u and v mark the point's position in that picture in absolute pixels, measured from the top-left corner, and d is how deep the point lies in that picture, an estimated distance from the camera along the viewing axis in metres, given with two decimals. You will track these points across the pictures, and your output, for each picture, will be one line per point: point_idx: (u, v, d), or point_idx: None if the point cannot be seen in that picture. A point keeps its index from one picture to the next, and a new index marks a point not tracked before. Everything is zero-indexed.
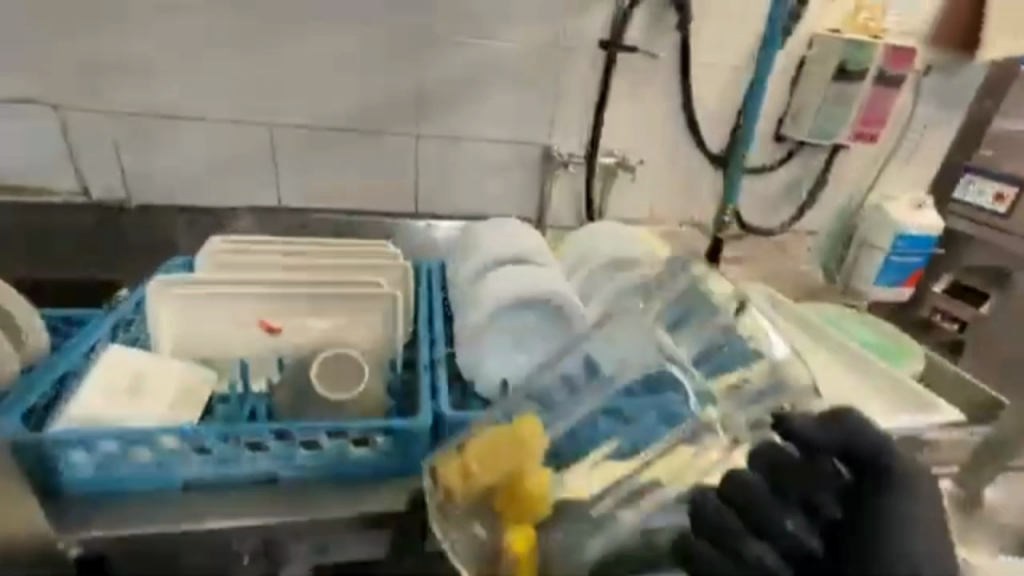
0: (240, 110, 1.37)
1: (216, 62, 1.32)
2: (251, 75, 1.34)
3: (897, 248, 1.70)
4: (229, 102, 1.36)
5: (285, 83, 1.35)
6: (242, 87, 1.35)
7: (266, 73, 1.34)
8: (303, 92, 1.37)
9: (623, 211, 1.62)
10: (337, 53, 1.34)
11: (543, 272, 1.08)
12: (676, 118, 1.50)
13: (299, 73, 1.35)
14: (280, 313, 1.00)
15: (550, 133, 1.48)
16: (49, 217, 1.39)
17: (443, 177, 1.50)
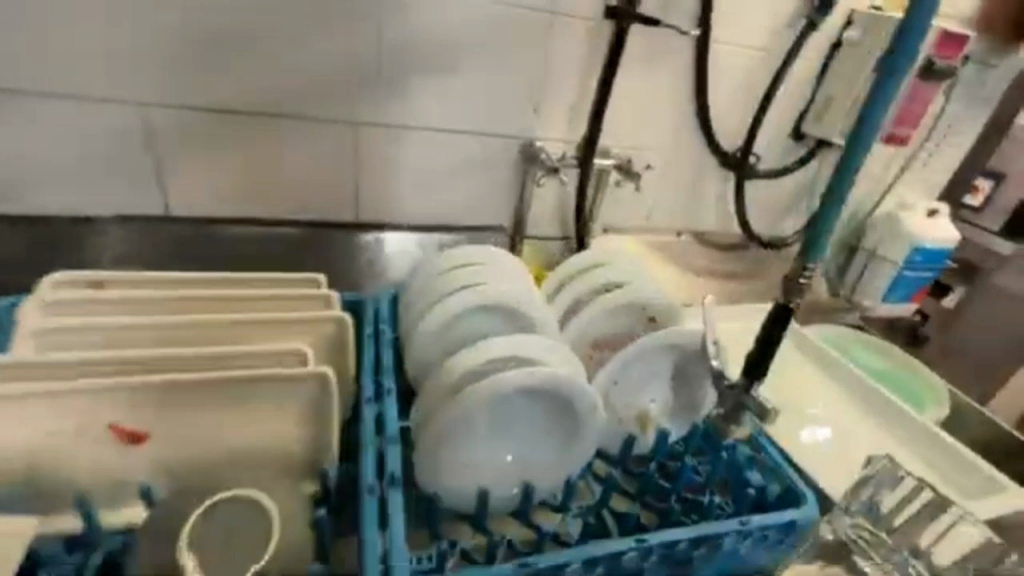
0: (99, 83, 0.96)
1: (55, 8, 0.89)
2: (110, 30, 0.92)
3: (910, 262, 1.50)
4: (84, 72, 0.95)
5: (164, 44, 0.95)
6: (95, 47, 0.93)
7: (135, 32, 0.93)
8: (193, 59, 0.97)
9: (614, 222, 1.35)
10: (245, 8, 0.95)
11: (543, 339, 0.77)
12: (688, 109, 1.23)
13: (185, 31, 0.95)
14: (158, 412, 0.68)
15: (534, 124, 1.16)
16: None
17: (395, 179, 1.16)
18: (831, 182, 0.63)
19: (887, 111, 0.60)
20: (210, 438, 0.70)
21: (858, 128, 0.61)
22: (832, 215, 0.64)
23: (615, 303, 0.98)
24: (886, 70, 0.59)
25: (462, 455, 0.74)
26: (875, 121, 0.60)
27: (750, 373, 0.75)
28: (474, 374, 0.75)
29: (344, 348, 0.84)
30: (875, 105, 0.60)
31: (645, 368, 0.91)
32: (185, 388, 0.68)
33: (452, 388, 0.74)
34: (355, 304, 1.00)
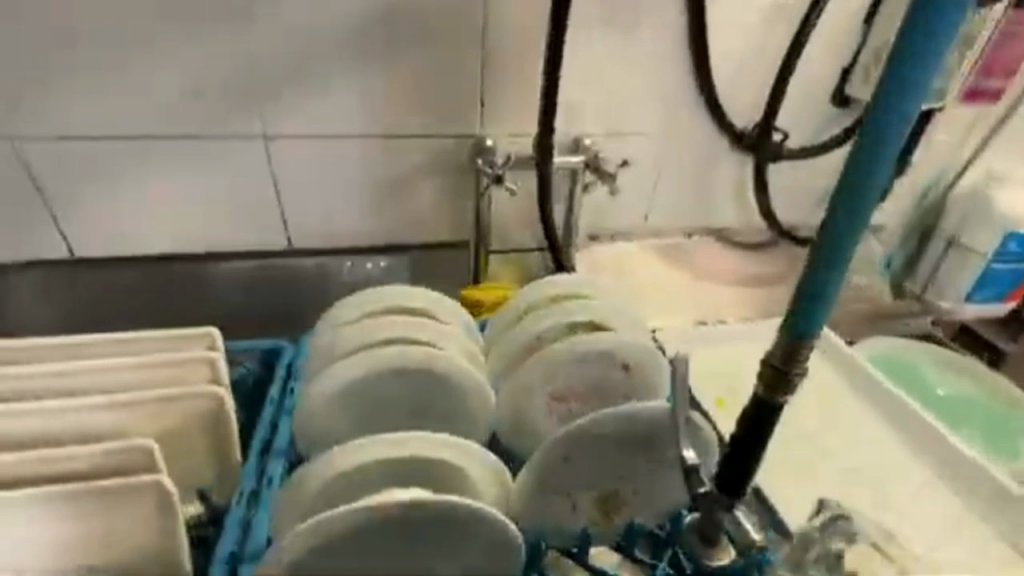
0: None
1: None
2: None
3: (1003, 252, 1.14)
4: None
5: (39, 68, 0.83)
6: None
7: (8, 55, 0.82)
8: (73, 81, 0.84)
9: (601, 226, 1.10)
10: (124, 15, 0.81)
11: (442, 437, 0.62)
12: (680, 81, 0.98)
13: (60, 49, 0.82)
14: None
15: (485, 118, 0.95)
16: None
17: (324, 198, 0.98)
18: (844, 194, 0.42)
19: (927, 84, 0.40)
20: (47, 557, 0.58)
21: (885, 115, 0.40)
22: (847, 242, 0.44)
23: (579, 352, 0.77)
24: (925, 25, 0.38)
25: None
26: (910, 103, 0.40)
27: (723, 480, 0.52)
28: (356, 477, 0.60)
29: (225, 425, 0.69)
30: (906, 87, 0.40)
31: (608, 447, 0.67)
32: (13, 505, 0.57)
33: (323, 495, 0.59)
34: (272, 352, 0.85)
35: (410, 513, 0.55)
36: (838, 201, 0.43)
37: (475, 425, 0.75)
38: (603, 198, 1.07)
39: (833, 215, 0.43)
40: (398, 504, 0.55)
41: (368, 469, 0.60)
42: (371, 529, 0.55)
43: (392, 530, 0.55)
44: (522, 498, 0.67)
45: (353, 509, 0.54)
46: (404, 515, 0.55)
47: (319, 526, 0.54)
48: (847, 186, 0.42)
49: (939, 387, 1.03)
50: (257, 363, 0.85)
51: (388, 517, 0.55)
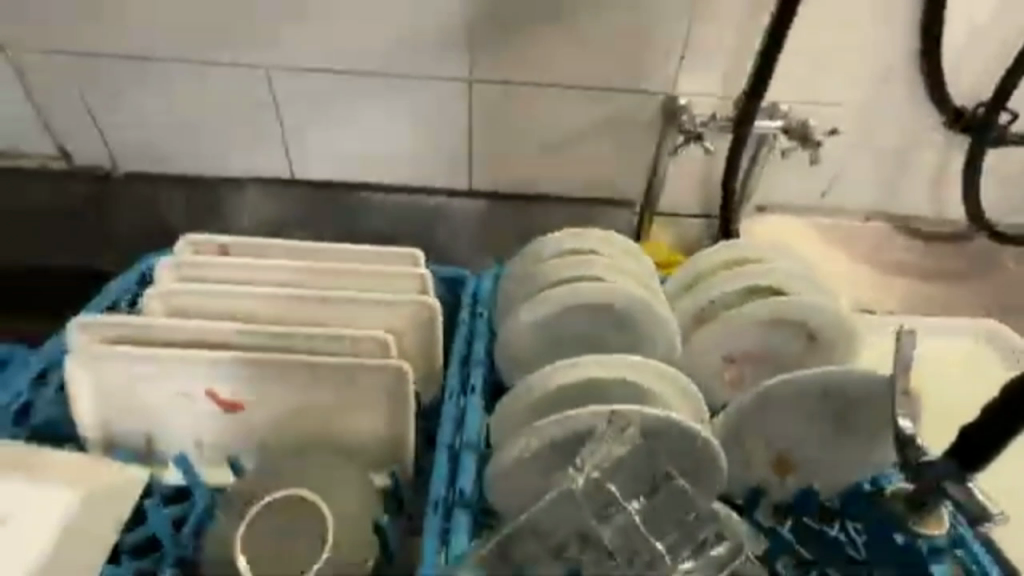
0: (235, 46, 0.97)
1: None
2: None
3: None
4: (220, 39, 0.96)
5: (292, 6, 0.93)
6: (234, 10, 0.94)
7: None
8: (316, 20, 0.94)
9: (774, 197, 1.07)
10: None
11: (640, 361, 0.65)
12: (903, 48, 0.91)
13: None
14: (264, 396, 0.70)
15: (679, 74, 0.95)
16: (22, 187, 1.11)
17: (510, 145, 1.04)
18: None
19: None
20: (324, 418, 0.71)
21: None
22: None
23: (765, 316, 0.76)
24: None
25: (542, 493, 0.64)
26: None
27: (957, 451, 0.51)
28: (561, 395, 0.66)
29: (436, 335, 0.79)
30: None
31: (798, 410, 0.69)
32: (304, 368, 0.69)
33: (538, 406, 0.66)
34: (455, 279, 0.93)
35: (619, 426, 0.60)
36: None
37: None
38: (783, 169, 1.04)
39: None
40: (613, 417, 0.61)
41: (576, 387, 0.65)
42: (592, 438, 0.62)
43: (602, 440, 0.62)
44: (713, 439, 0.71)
45: (571, 419, 0.61)
46: (616, 428, 0.61)
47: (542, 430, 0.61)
48: None
49: None
50: (443, 289, 0.94)
51: (600, 428, 0.61)
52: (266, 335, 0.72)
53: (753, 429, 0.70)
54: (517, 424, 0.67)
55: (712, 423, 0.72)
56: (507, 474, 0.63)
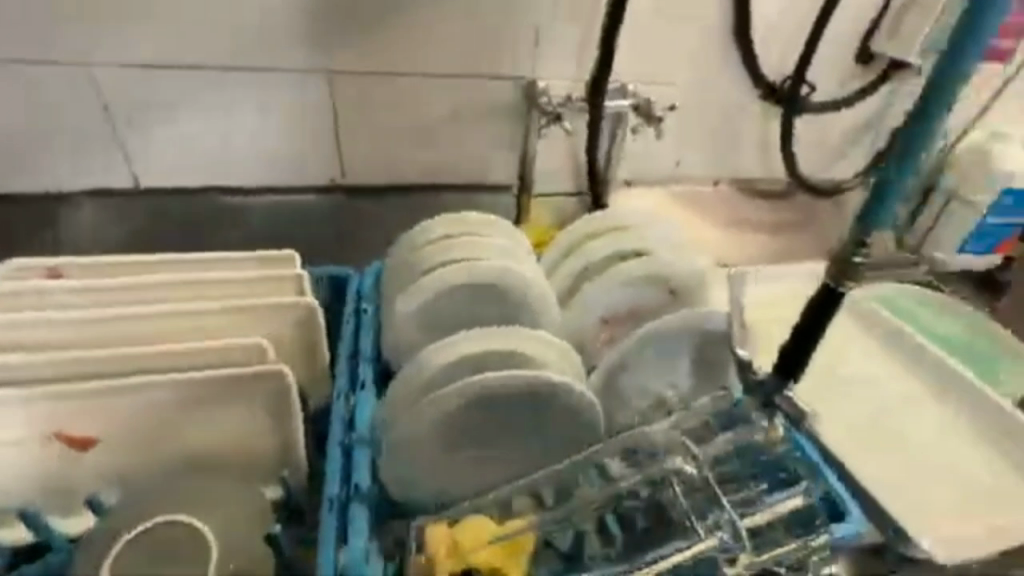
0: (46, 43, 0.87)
1: None
2: None
3: (997, 207, 1.27)
4: (26, 36, 0.86)
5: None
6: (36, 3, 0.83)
7: None
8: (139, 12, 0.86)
9: (636, 172, 1.17)
10: None
11: (522, 330, 0.68)
12: (721, 31, 1.03)
13: None
14: (122, 423, 0.65)
15: (534, 58, 0.99)
16: None
17: (380, 136, 1.03)
18: (909, 125, 0.48)
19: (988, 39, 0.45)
20: (198, 435, 0.66)
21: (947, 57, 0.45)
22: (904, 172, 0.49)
23: (628, 277, 0.84)
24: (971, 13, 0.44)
25: (444, 461, 0.67)
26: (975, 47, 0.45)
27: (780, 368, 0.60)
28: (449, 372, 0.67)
29: (318, 336, 0.77)
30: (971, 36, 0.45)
31: (664, 358, 0.78)
32: (168, 388, 0.64)
33: (425, 387, 0.67)
34: (336, 280, 0.92)
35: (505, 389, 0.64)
36: (903, 132, 0.48)
37: None
38: (640, 145, 1.14)
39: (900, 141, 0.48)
40: (498, 383, 0.64)
41: (464, 364, 0.67)
42: (483, 405, 0.65)
43: (492, 404, 0.65)
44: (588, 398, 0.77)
45: (461, 388, 0.63)
46: (503, 392, 0.64)
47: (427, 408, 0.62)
48: (920, 116, 0.47)
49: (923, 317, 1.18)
50: (325, 291, 0.92)
51: (487, 393, 0.64)
52: (121, 359, 0.66)
53: (627, 379, 0.78)
54: (408, 404, 0.68)
55: (591, 378, 0.78)
56: (408, 447, 0.66)
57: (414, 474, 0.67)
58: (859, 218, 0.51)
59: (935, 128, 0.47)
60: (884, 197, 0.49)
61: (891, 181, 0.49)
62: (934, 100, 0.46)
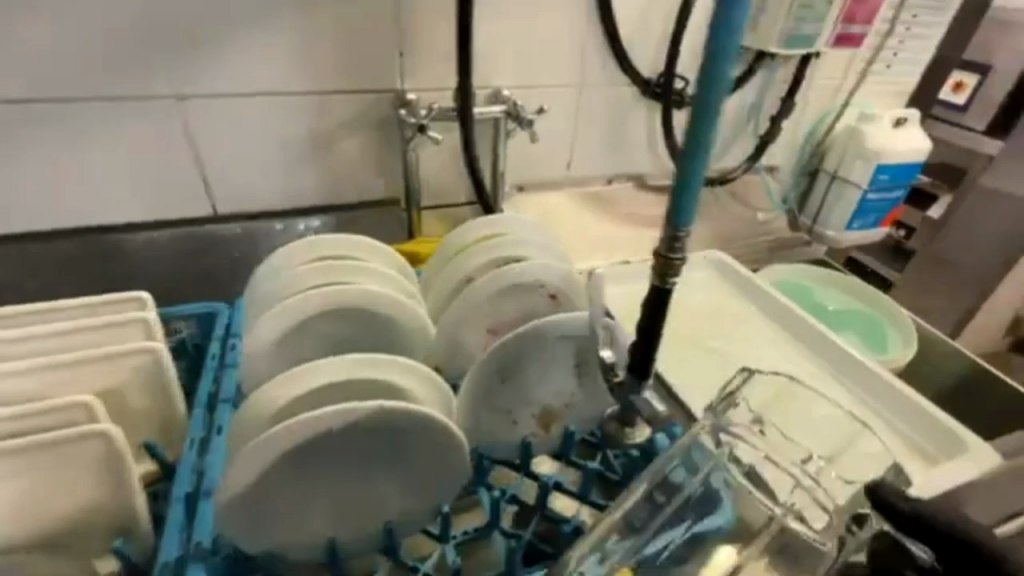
0: None
1: None
2: None
3: (876, 183, 1.32)
4: None
5: None
6: None
7: None
8: None
9: (529, 176, 1.17)
10: None
11: (377, 356, 0.65)
12: (588, 31, 1.03)
13: None
14: None
15: (400, 69, 0.96)
16: None
17: (248, 159, 0.99)
18: (694, 111, 0.43)
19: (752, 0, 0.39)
20: (20, 508, 0.60)
21: (715, 30, 0.40)
22: (702, 157, 0.45)
23: (502, 285, 0.81)
24: None
25: (290, 506, 0.59)
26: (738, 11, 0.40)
27: (635, 366, 0.58)
28: (296, 407, 0.62)
29: (170, 381, 0.72)
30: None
31: (538, 364, 0.76)
32: None
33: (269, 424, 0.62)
34: (207, 315, 0.87)
35: (345, 423, 0.57)
36: (690, 119, 0.43)
37: (420, 356, 0.81)
38: (529, 150, 1.14)
39: (689, 125, 0.44)
40: (335, 420, 0.56)
41: (314, 393, 0.63)
42: (324, 445, 0.57)
43: (337, 440, 0.58)
44: (465, 415, 0.74)
45: (293, 425, 0.55)
46: (345, 427, 0.57)
47: (265, 442, 0.55)
48: (703, 97, 0.43)
49: (814, 297, 1.24)
50: (196, 328, 0.87)
51: (326, 432, 0.56)
52: None
53: (501, 394, 0.75)
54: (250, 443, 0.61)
55: (461, 397, 0.75)
56: (247, 495, 0.56)
57: (254, 524, 0.58)
58: (666, 213, 0.48)
59: (728, 74, 0.41)
60: (691, 165, 0.45)
61: (692, 155, 0.45)
62: (719, 50, 0.40)
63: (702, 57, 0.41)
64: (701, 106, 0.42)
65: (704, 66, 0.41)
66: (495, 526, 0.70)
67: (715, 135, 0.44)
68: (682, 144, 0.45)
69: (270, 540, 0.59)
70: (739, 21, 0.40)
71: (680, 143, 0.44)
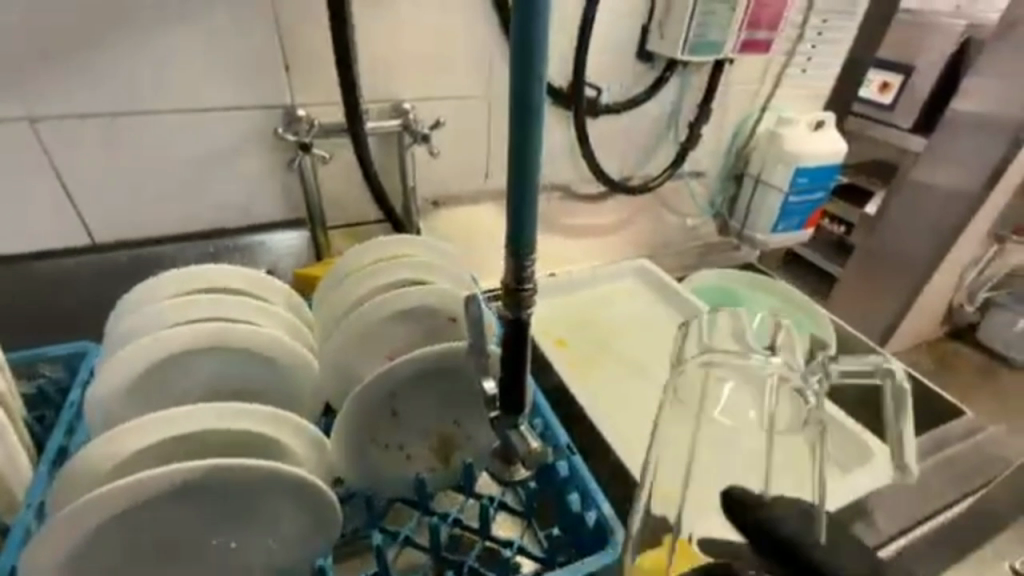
0: None
1: None
2: None
3: (796, 187, 1.33)
4: None
5: None
6: None
7: None
8: None
9: (444, 189, 1.13)
10: None
11: (237, 405, 0.60)
12: (490, 40, 0.99)
13: None
14: None
15: (287, 83, 0.91)
16: None
17: (124, 183, 0.91)
18: (513, 135, 0.41)
19: (552, 24, 0.37)
20: None
21: (520, 57, 0.38)
22: (531, 183, 0.42)
23: (393, 311, 0.76)
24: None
25: (128, 568, 0.54)
26: (540, 33, 0.37)
27: (503, 398, 0.55)
28: (137, 460, 0.57)
29: (10, 436, 0.64)
30: (530, 21, 0.37)
31: (429, 394, 0.72)
32: None
33: (103, 483, 0.56)
34: (76, 357, 0.79)
35: (178, 484, 0.52)
36: (511, 143, 0.41)
37: (308, 394, 0.76)
38: (440, 162, 1.09)
39: (513, 149, 0.41)
40: (165, 482, 0.51)
41: (158, 446, 0.58)
42: (158, 506, 0.52)
43: (173, 500, 0.53)
44: (348, 455, 0.69)
45: (115, 490, 0.50)
46: (180, 488, 0.52)
47: (82, 509, 0.50)
48: (521, 121, 0.40)
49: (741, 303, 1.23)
50: (63, 372, 0.79)
51: (157, 494, 0.51)
52: None
53: (390, 430, 0.70)
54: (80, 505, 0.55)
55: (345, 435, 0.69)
56: (73, 560, 0.52)
57: None
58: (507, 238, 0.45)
59: (543, 123, 0.41)
60: (522, 192, 0.43)
61: (521, 180, 0.42)
62: (529, 106, 0.40)
63: (511, 81, 0.39)
64: (517, 130, 0.40)
65: (515, 124, 0.40)
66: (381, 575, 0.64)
67: (540, 157, 0.42)
68: (509, 185, 0.43)
69: None
70: (544, 76, 0.39)
71: (507, 169, 0.42)
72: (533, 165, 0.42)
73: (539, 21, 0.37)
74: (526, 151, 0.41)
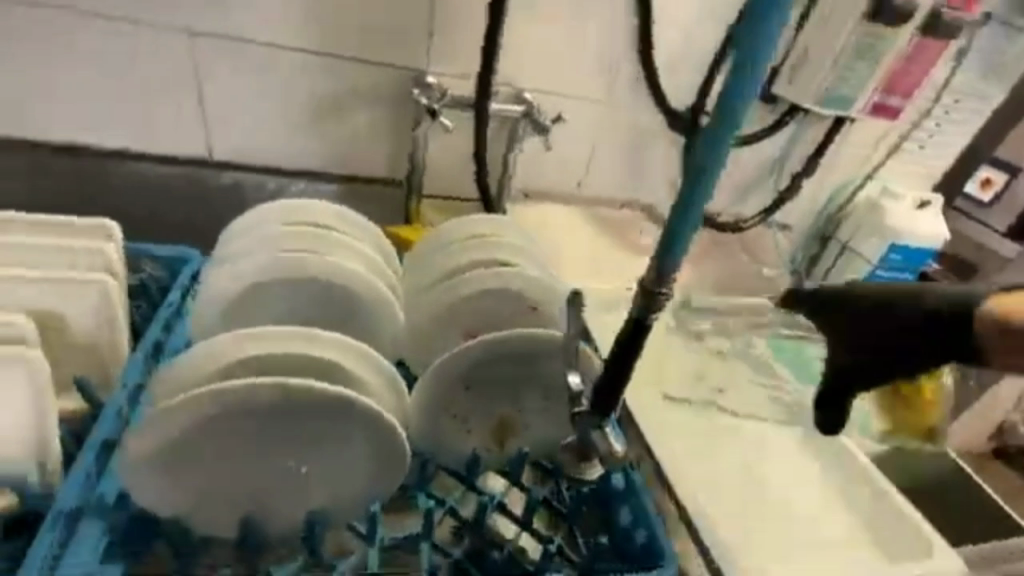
0: None
1: None
2: None
3: (886, 262, 1.29)
4: None
5: None
6: None
7: None
8: None
9: (538, 184, 1.14)
10: None
11: (328, 334, 0.62)
12: (622, 50, 1.01)
13: None
14: None
15: (425, 49, 0.94)
16: None
17: (253, 110, 0.95)
18: (703, 141, 0.42)
19: (772, 47, 0.39)
20: None
21: (733, 70, 0.40)
22: (706, 188, 0.43)
23: (481, 287, 0.78)
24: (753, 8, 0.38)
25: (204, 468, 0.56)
26: (761, 49, 0.39)
27: (597, 397, 0.55)
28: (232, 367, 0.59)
29: (117, 317, 0.68)
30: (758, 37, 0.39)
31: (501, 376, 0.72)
32: None
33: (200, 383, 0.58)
34: (178, 260, 0.83)
35: (275, 398, 0.54)
36: (698, 147, 0.42)
37: (384, 343, 0.77)
38: (542, 156, 1.10)
39: (698, 155, 0.43)
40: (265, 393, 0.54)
41: (253, 360, 0.60)
42: (250, 415, 0.55)
43: (264, 413, 0.55)
44: (413, 415, 0.70)
45: (221, 391, 0.53)
46: (275, 402, 0.54)
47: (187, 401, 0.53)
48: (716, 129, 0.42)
49: None
50: (163, 272, 0.83)
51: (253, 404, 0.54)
52: None
53: (458, 401, 0.71)
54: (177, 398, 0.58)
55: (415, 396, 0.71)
56: (163, 449, 0.54)
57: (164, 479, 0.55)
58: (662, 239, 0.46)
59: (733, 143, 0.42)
60: (692, 197, 0.44)
61: (696, 185, 0.43)
62: (729, 117, 0.41)
63: (717, 91, 0.41)
64: (710, 137, 0.41)
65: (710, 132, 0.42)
66: (423, 537, 0.65)
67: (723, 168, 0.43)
68: (682, 187, 0.44)
69: (183, 499, 0.56)
70: (751, 93, 0.40)
71: (683, 171, 0.43)
72: (712, 173, 0.43)
73: (763, 40, 0.39)
74: (709, 165, 0.43)
